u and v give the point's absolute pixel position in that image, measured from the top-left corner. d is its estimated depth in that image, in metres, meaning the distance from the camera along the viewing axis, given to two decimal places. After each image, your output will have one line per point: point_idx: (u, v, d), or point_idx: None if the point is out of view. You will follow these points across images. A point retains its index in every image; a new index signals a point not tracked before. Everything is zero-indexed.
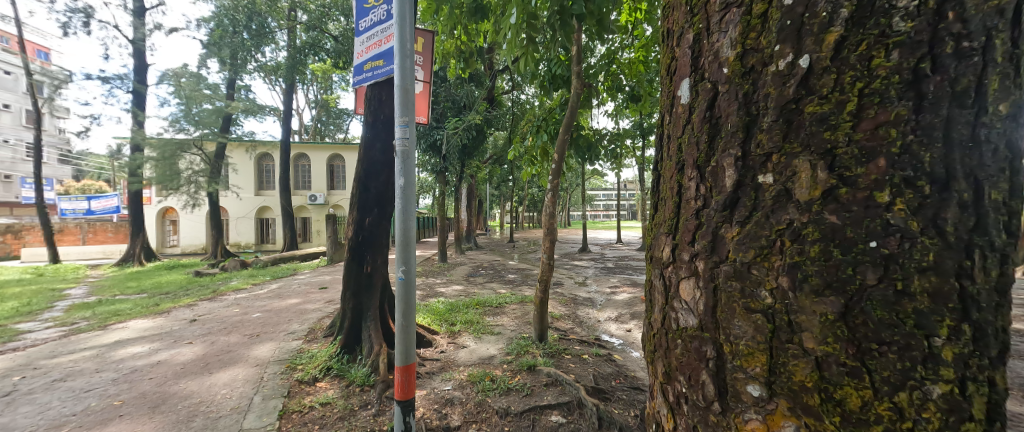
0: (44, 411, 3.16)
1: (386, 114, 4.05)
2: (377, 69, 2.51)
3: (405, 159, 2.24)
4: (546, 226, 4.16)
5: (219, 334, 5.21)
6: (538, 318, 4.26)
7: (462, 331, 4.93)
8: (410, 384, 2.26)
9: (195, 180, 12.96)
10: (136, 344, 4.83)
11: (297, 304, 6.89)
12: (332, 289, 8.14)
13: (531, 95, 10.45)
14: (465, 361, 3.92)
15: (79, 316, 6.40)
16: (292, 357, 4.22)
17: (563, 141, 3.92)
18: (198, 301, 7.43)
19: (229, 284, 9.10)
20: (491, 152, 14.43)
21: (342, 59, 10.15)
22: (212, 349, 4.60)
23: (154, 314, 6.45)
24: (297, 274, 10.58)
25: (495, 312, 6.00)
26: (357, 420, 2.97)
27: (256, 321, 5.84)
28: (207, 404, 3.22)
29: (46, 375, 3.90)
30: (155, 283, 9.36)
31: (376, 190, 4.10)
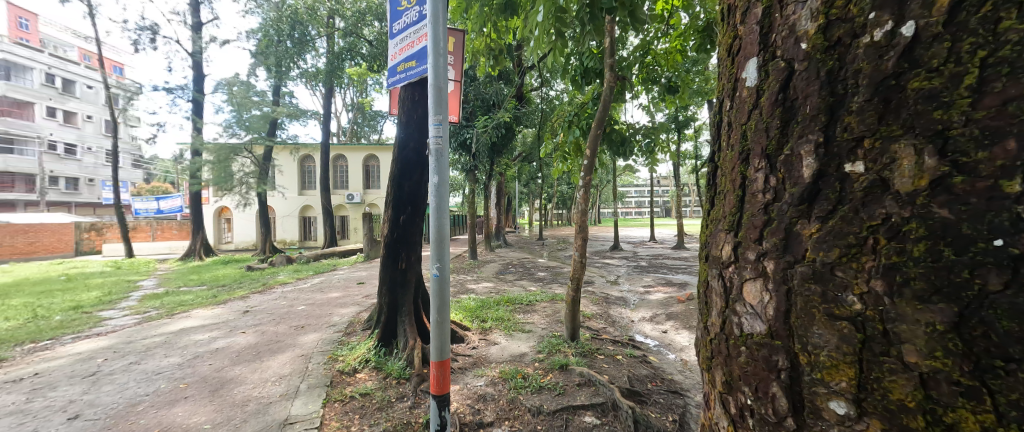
0: (123, 390, 3.51)
1: (418, 114, 4.13)
2: (409, 70, 2.56)
3: (439, 158, 2.27)
4: (577, 223, 4.09)
5: (267, 325, 5.55)
6: (571, 317, 4.21)
7: (493, 328, 4.97)
8: (445, 378, 2.31)
9: (246, 181, 13.93)
10: (198, 332, 5.26)
11: (338, 298, 7.24)
12: (369, 285, 8.49)
13: (560, 91, 10.36)
14: (497, 358, 3.95)
15: (149, 305, 7.05)
16: (334, 347, 4.44)
17: (596, 136, 3.86)
18: (250, 293, 8.01)
19: (278, 278, 9.73)
20: (520, 151, 14.50)
21: (377, 62, 10.51)
22: (261, 339, 4.91)
23: (212, 305, 7.01)
24: (337, 270, 11.10)
25: (526, 310, 5.98)
26: (393, 412, 3.08)
27: (301, 313, 6.19)
28: (260, 390, 3.45)
29: (123, 358, 4.32)
30: (213, 276, 10.17)
31: (409, 188, 4.21)
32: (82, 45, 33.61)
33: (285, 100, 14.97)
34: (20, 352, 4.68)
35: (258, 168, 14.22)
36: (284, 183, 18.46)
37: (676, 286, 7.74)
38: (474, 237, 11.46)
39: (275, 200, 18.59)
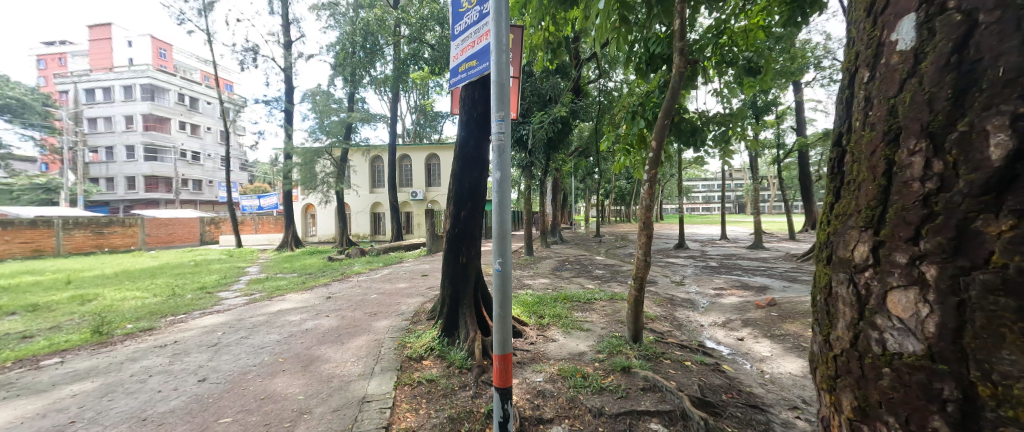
0: (237, 360, 4.12)
1: (479, 112, 4.23)
2: (471, 69, 2.62)
3: (501, 152, 2.30)
4: (641, 220, 3.88)
5: (346, 310, 6.13)
6: (633, 317, 4.04)
7: (551, 324, 4.96)
8: (508, 372, 2.35)
9: (328, 180, 15.47)
10: (292, 313, 5.99)
11: (404, 289, 7.74)
12: (432, 277, 8.95)
13: (619, 82, 9.92)
14: (555, 355, 3.93)
15: (253, 289, 8.18)
16: (403, 334, 4.75)
17: (662, 127, 3.56)
18: (331, 281, 8.90)
19: (353, 268, 10.69)
20: (577, 145, 14.20)
21: (438, 65, 10.97)
22: (341, 322, 5.43)
23: (301, 290, 7.91)
24: (404, 262, 11.86)
25: (585, 308, 5.86)
26: (457, 399, 3.21)
27: (374, 301, 6.73)
28: (342, 369, 3.82)
29: (235, 333, 5.06)
30: (302, 265, 11.49)
31: (469, 185, 4.34)
32: (201, 67, 39.71)
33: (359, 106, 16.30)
34: (163, 322, 5.72)
35: (337, 169, 15.69)
36: (358, 182, 20.14)
37: (753, 289, 7.02)
38: (531, 233, 11.51)
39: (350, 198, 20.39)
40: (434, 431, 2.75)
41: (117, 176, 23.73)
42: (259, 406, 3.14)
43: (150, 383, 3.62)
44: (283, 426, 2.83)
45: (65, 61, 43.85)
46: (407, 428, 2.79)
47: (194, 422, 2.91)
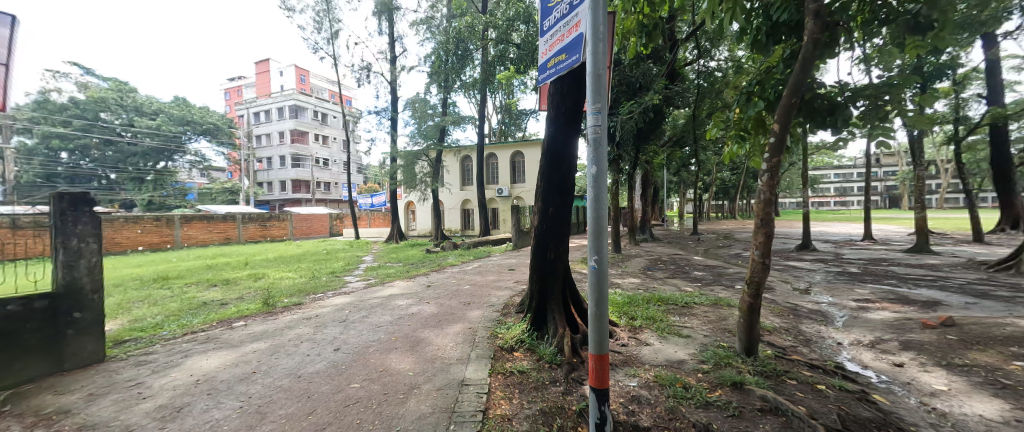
0: (360, 335, 4.79)
1: (568, 107, 4.15)
2: (560, 64, 2.58)
3: (597, 144, 2.21)
4: (758, 217, 3.31)
5: (444, 298, 6.67)
6: (744, 327, 3.56)
7: (644, 327, 4.67)
8: (605, 373, 2.28)
9: (425, 180, 17.02)
10: (400, 298, 6.75)
11: (494, 281, 8.11)
12: (519, 271, 9.19)
13: (723, 61, 8.79)
14: (651, 360, 3.68)
15: (369, 275, 9.43)
16: (494, 325, 4.97)
17: (787, 107, 3.03)
18: (429, 271, 9.77)
19: (448, 260, 11.56)
20: (672, 135, 13.07)
21: (524, 63, 11.11)
22: (441, 309, 5.92)
23: (406, 278, 8.86)
24: (493, 256, 12.40)
25: (683, 313, 5.38)
26: (548, 393, 3.23)
27: (467, 291, 7.19)
28: (443, 352, 4.14)
29: (358, 312, 5.89)
30: (406, 256, 12.86)
31: (558, 181, 4.30)
32: (329, 86, 47.03)
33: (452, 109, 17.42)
34: (306, 299, 6.95)
35: (433, 169, 17.09)
36: (450, 180, 21.67)
37: (913, 304, 5.61)
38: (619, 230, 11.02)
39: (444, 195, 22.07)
40: (526, 421, 2.81)
41: (274, 180, 29.59)
42: (378, 377, 3.60)
43: (299, 348, 4.42)
44: (398, 397, 3.19)
45: (241, 92, 56.26)
46: (502, 415, 2.89)
47: (331, 384, 3.47)
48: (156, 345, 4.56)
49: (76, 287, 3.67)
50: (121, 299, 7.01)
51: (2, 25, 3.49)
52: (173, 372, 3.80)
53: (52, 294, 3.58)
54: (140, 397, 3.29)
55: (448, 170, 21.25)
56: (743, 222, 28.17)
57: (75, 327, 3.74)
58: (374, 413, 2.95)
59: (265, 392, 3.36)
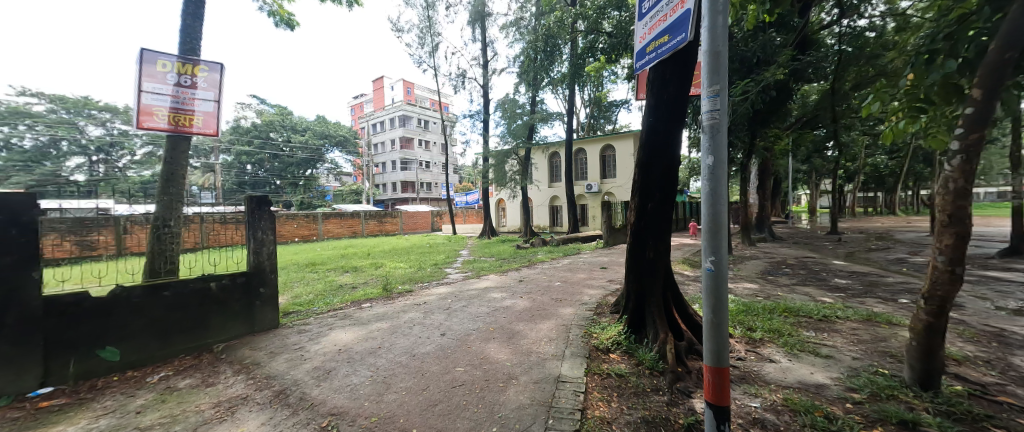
0: (462, 323, 5.15)
1: (670, 93, 3.79)
2: (661, 47, 2.38)
3: (715, 133, 1.97)
4: (942, 215, 2.53)
5: (536, 293, 6.80)
6: (918, 353, 2.78)
7: (766, 340, 4.03)
8: (724, 388, 2.04)
9: (514, 178, 17.52)
10: (495, 291, 7.07)
11: (585, 279, 7.95)
12: (612, 270, 8.84)
13: (876, 18, 7.04)
14: (777, 380, 3.15)
15: (466, 268, 10.13)
16: (588, 324, 4.84)
17: (995, 67, 2.29)
18: (521, 266, 10.03)
19: (538, 256, 11.71)
20: (798, 115, 11.04)
21: (615, 53, 10.57)
22: (533, 304, 6.02)
23: (499, 272, 9.24)
24: (583, 254, 12.18)
25: (819, 327, 4.50)
26: (651, 402, 3.01)
27: (558, 288, 7.19)
28: (538, 346, 4.19)
29: (458, 301, 6.37)
30: (499, 251, 13.42)
31: (659, 174, 3.97)
32: (432, 94, 51.61)
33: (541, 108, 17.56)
34: (416, 287, 7.79)
35: (521, 167, 17.47)
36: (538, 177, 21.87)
37: None
38: None
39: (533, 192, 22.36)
40: (628, 428, 2.65)
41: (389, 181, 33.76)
42: (480, 364, 3.81)
43: (413, 330, 4.96)
44: (497, 385, 3.32)
45: (361, 106, 65.35)
46: (601, 417, 2.78)
47: (440, 365, 3.80)
48: (309, 317, 5.60)
49: (260, 268, 4.70)
50: (284, 279, 8.80)
51: (210, 68, 4.60)
52: (322, 340, 4.62)
53: (246, 273, 4.63)
54: (300, 359, 4.06)
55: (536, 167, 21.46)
56: (902, 220, 22.50)
57: (262, 298, 4.79)
58: (477, 397, 3.14)
59: (388, 366, 3.85)
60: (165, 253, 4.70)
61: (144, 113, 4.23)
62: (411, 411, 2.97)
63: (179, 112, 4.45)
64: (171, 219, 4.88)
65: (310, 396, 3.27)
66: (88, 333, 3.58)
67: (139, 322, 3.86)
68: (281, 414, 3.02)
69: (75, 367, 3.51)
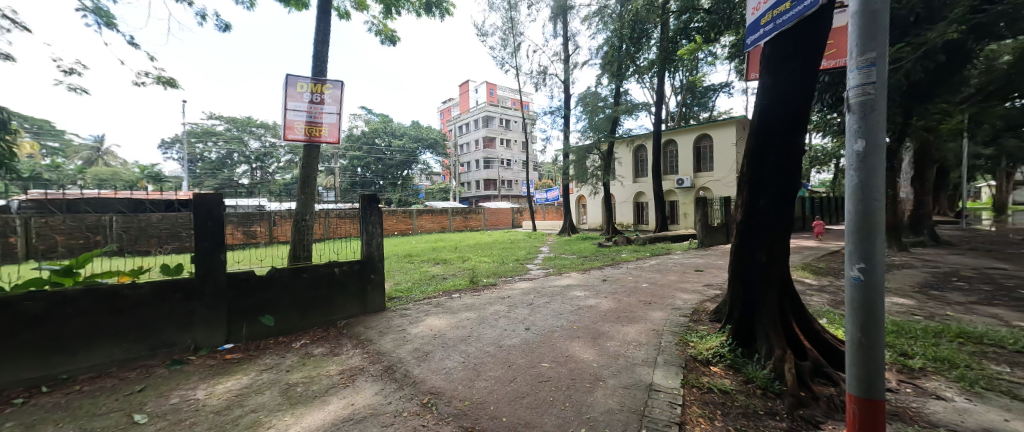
0: (546, 319, 5.15)
1: (790, 70, 3.23)
2: (781, 16, 2.36)
3: (869, 112, 1.68)
4: None
5: (620, 295, 6.46)
6: None
7: (929, 371, 3.15)
8: (877, 422, 1.73)
9: (596, 174, 16.93)
10: (577, 290, 6.92)
11: (678, 283, 7.32)
12: (709, 275, 7.99)
13: None
14: (949, 424, 2.41)
15: (547, 264, 10.12)
16: (683, 331, 4.45)
17: None
18: (604, 265, 9.66)
19: (622, 256, 11.16)
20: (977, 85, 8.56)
21: (716, 30, 9.42)
22: (618, 306, 5.75)
23: (581, 270, 9.04)
24: (673, 254, 11.24)
25: (1014, 360, 3.38)
26: (765, 426, 2.59)
27: (646, 291, 6.75)
28: (626, 350, 3.96)
29: (541, 297, 6.38)
30: (580, 249, 13.13)
31: (772, 167, 3.44)
32: (516, 94, 52.70)
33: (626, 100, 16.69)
34: (500, 281, 8.03)
35: (604, 162, 16.80)
36: (622, 173, 20.70)
37: None
38: None
39: (615, 189, 21.32)
40: None
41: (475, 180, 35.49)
42: (565, 361, 3.74)
43: (500, 322, 5.11)
44: (585, 385, 3.20)
45: (451, 110, 69.73)
46: None
47: (525, 359, 3.84)
48: (409, 303, 6.16)
49: (370, 256, 5.30)
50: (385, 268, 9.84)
51: (333, 85, 5.26)
52: (421, 324, 5.04)
53: (359, 261, 5.26)
54: (404, 340, 4.49)
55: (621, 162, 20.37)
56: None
57: (372, 282, 5.41)
58: (564, 393, 3.07)
59: (478, 354, 4.02)
60: (303, 241, 5.75)
61: (288, 127, 5.09)
62: (501, 399, 3.05)
63: (311, 124, 5.20)
64: (306, 214, 5.92)
65: (412, 374, 3.61)
66: (254, 303, 4.43)
67: (286, 298, 4.64)
68: (389, 387, 3.37)
69: (245, 330, 4.38)
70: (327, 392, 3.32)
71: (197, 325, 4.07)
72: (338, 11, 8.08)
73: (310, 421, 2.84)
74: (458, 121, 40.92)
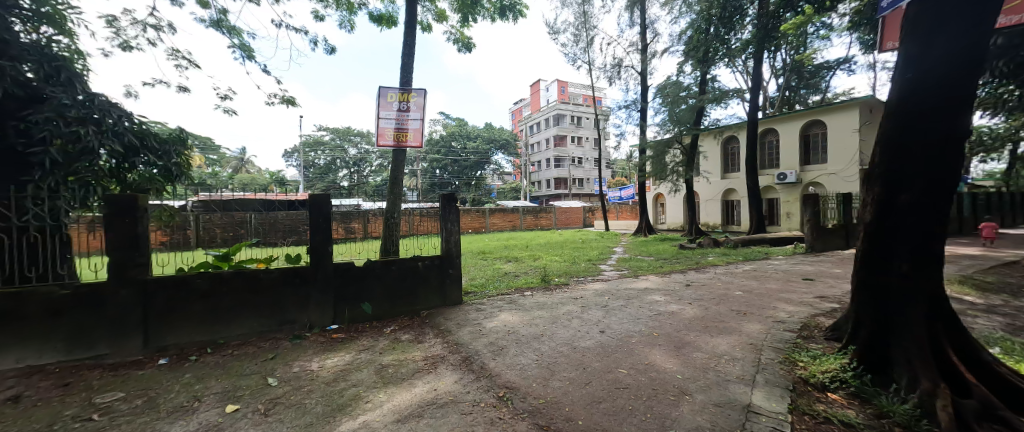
0: (622, 323, 4.64)
1: (955, 33, 2.53)
2: None
3: None
4: None
5: (709, 303, 5.62)
6: None
7: None
8: None
9: (676, 170, 15.50)
10: (656, 294, 6.22)
11: (781, 292, 6.20)
12: (823, 284, 6.66)
13: None
14: None
15: (622, 266, 9.34)
16: (789, 348, 3.67)
17: None
18: (687, 268, 8.66)
19: (708, 259, 9.96)
20: None
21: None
22: (706, 314, 5.00)
23: (660, 273, 8.20)
24: (772, 260, 9.64)
25: None
26: None
27: (740, 299, 5.82)
28: (717, 363, 3.37)
29: (617, 300, 5.81)
30: (658, 250, 12.07)
31: (922, 153, 2.65)
32: (587, 91, 51.10)
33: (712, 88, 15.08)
34: (572, 280, 7.53)
35: (686, 157, 15.33)
36: (708, 168, 18.54)
37: None
38: None
39: (700, 186, 19.18)
40: None
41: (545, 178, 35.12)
42: (645, 370, 3.29)
43: (573, 322, 4.72)
44: (667, 398, 2.77)
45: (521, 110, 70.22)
46: None
47: (601, 363, 3.46)
48: (482, 298, 6.00)
49: (449, 252, 5.24)
50: None
51: (417, 93, 5.33)
52: (495, 319, 4.86)
53: (439, 256, 5.24)
54: (479, 333, 4.35)
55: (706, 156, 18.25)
56: None
57: (451, 277, 5.35)
58: (645, 404, 2.69)
59: (552, 353, 3.73)
60: (393, 237, 5.95)
61: (379, 134, 5.28)
62: (576, 402, 2.78)
63: (399, 130, 5.32)
64: (395, 212, 6.08)
65: (488, 367, 3.45)
66: (354, 290, 4.69)
67: (379, 288, 4.82)
68: (467, 377, 3.28)
69: (348, 313, 4.66)
70: (414, 376, 3.34)
71: (313, 306, 4.44)
72: (421, 24, 8.31)
73: (399, 401, 2.90)
74: (528, 121, 40.92)
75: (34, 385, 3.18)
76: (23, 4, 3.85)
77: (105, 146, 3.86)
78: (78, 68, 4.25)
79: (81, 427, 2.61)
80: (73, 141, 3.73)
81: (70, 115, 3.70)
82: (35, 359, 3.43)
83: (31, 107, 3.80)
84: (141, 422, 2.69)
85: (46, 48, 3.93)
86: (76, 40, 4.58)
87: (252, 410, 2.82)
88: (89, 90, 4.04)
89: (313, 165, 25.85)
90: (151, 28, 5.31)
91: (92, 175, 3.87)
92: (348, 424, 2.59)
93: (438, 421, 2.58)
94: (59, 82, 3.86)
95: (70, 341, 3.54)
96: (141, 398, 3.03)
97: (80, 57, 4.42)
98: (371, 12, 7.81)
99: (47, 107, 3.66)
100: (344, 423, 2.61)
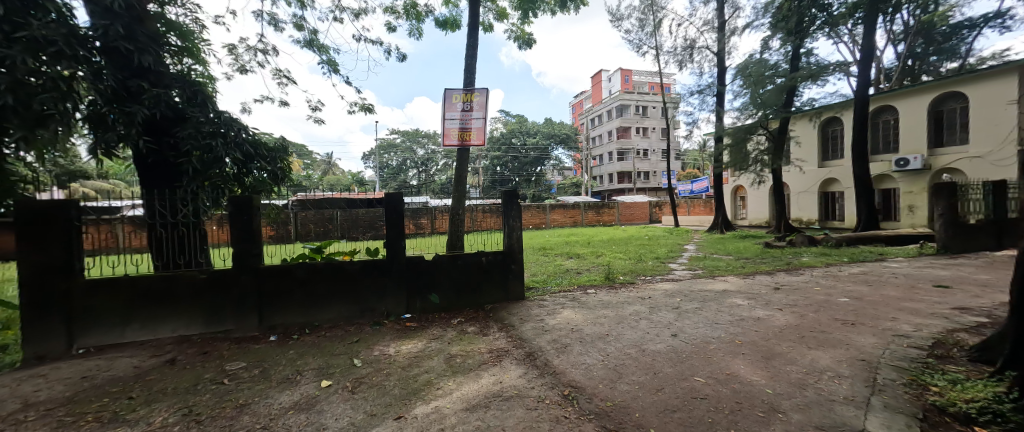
0: (697, 328, 3.96)
1: None
2: None
3: None
4: None
5: (805, 310, 4.64)
6: None
7: None
8: None
9: (761, 159, 13.65)
10: (739, 297, 5.31)
11: (908, 301, 4.94)
12: (966, 293, 5.22)
13: None
14: None
15: (695, 265, 8.32)
16: (916, 369, 2.79)
17: None
18: (776, 270, 7.41)
19: (803, 259, 8.50)
20: None
21: None
22: (805, 322, 4.10)
23: (742, 274, 7.12)
24: (888, 262, 7.90)
25: None
26: None
27: (849, 307, 4.73)
28: (824, 380, 2.65)
29: (690, 302, 5.06)
30: (738, 248, 10.65)
31: None
32: (651, 81, 48.07)
33: (807, 63, 13.00)
34: (638, 280, 6.81)
35: (773, 143, 13.41)
36: (801, 156, 16.09)
37: None
38: None
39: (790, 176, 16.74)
40: None
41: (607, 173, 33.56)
42: (726, 380, 2.70)
43: (641, 324, 4.14)
44: (755, 413, 2.21)
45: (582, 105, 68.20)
46: None
47: (675, 369, 2.92)
48: (544, 295, 5.64)
49: (511, 248, 4.93)
50: None
51: (481, 92, 5.11)
52: (558, 317, 4.46)
53: (502, 251, 4.97)
54: (543, 329, 4.00)
55: (799, 142, 15.84)
56: None
57: (513, 273, 5.07)
58: (728, 418, 2.17)
59: (618, 354, 3.25)
60: (457, 233, 5.85)
61: (445, 135, 5.17)
62: (648, 408, 2.33)
63: (463, 130, 5.15)
64: (459, 208, 5.99)
65: (552, 364, 3.09)
66: (424, 281, 4.61)
67: (446, 280, 4.71)
68: (532, 372, 2.95)
69: (419, 304, 4.60)
70: (478, 368, 3.11)
71: (389, 295, 4.45)
72: (482, 24, 8.17)
73: (467, 390, 2.67)
74: (589, 115, 39.48)
75: (183, 351, 3.53)
76: (171, 40, 4.34)
77: (230, 155, 4.17)
78: (211, 91, 4.72)
79: (215, 390, 2.78)
80: (207, 152, 4.08)
81: (204, 129, 4.06)
82: (184, 330, 3.82)
83: (177, 125, 4.27)
84: (257, 389, 2.79)
85: (186, 75, 4.42)
86: (208, 68, 5.10)
87: (342, 386, 2.79)
88: (218, 108, 4.43)
89: (388, 166, 27.72)
90: (254, 49, 5.82)
91: (221, 181, 4.25)
92: (421, 408, 2.42)
93: (504, 414, 2.30)
94: (196, 103, 4.25)
95: (208, 316, 3.88)
96: (256, 368, 3.19)
97: (213, 83, 4.92)
98: (437, 18, 7.85)
99: (189, 125, 4.07)
100: (418, 406, 2.45)
